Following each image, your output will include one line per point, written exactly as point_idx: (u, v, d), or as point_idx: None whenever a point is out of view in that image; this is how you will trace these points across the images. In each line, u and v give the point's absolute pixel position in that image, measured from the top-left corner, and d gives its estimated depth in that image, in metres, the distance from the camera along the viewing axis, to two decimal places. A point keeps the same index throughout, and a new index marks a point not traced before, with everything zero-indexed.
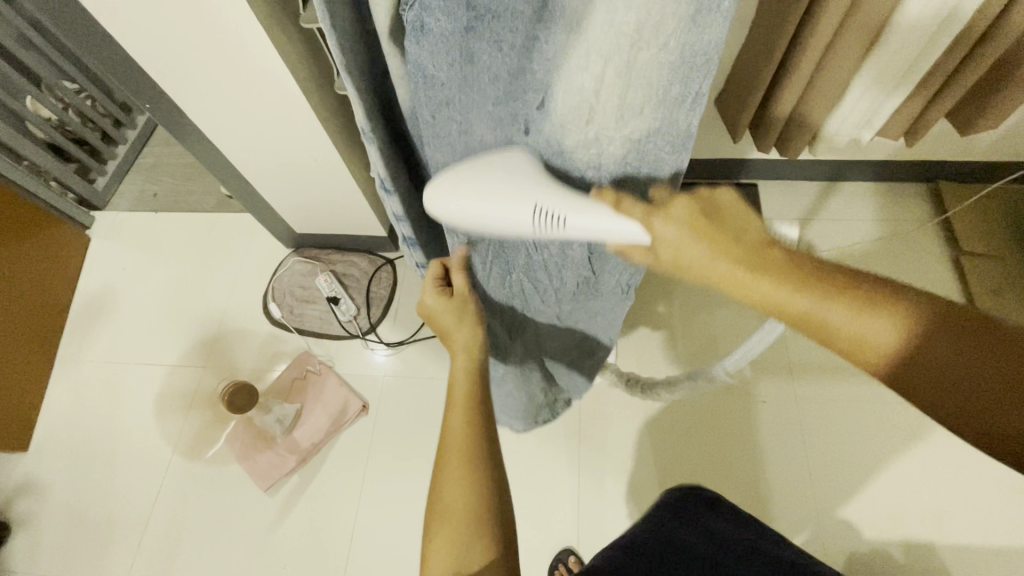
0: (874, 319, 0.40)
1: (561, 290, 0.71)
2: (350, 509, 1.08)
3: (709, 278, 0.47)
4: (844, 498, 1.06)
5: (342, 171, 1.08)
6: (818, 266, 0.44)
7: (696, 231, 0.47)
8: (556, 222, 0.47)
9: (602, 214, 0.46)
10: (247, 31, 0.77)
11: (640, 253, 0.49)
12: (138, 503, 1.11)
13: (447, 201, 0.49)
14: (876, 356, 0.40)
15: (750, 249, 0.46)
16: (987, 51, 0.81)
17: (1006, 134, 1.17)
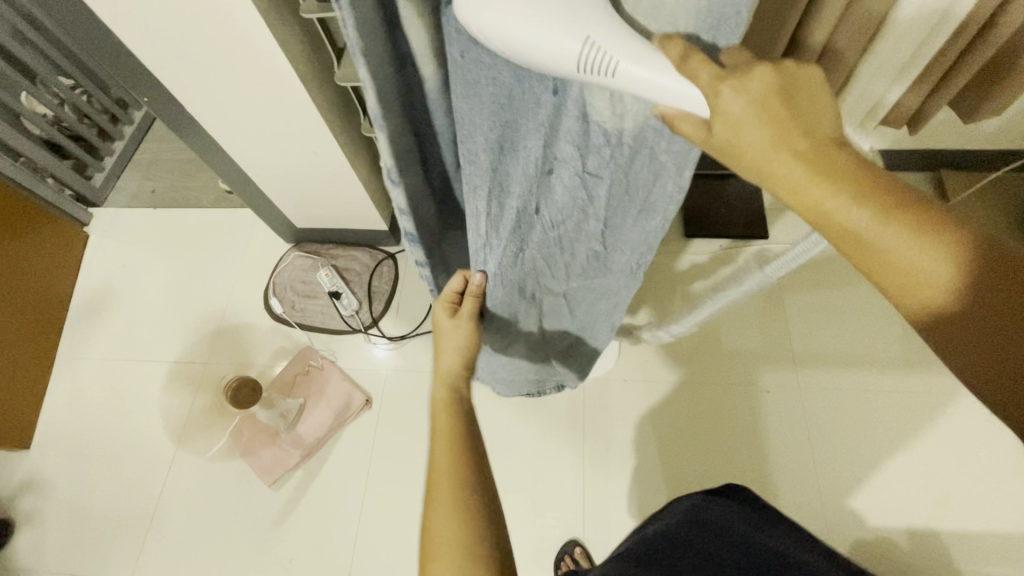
0: (926, 250, 0.37)
1: (571, 266, 0.68)
2: (355, 502, 1.10)
3: (765, 172, 0.40)
4: (851, 487, 1.05)
5: (340, 166, 1.07)
6: (883, 177, 0.38)
7: (766, 115, 0.38)
8: (604, 70, 0.38)
9: (660, 63, 0.38)
10: (246, 22, 0.76)
11: (692, 126, 0.41)
12: (149, 497, 1.14)
13: (484, 13, 0.36)
14: (919, 281, 0.37)
15: (818, 143, 0.39)
16: (986, 43, 0.86)
17: (1011, 122, 1.13)
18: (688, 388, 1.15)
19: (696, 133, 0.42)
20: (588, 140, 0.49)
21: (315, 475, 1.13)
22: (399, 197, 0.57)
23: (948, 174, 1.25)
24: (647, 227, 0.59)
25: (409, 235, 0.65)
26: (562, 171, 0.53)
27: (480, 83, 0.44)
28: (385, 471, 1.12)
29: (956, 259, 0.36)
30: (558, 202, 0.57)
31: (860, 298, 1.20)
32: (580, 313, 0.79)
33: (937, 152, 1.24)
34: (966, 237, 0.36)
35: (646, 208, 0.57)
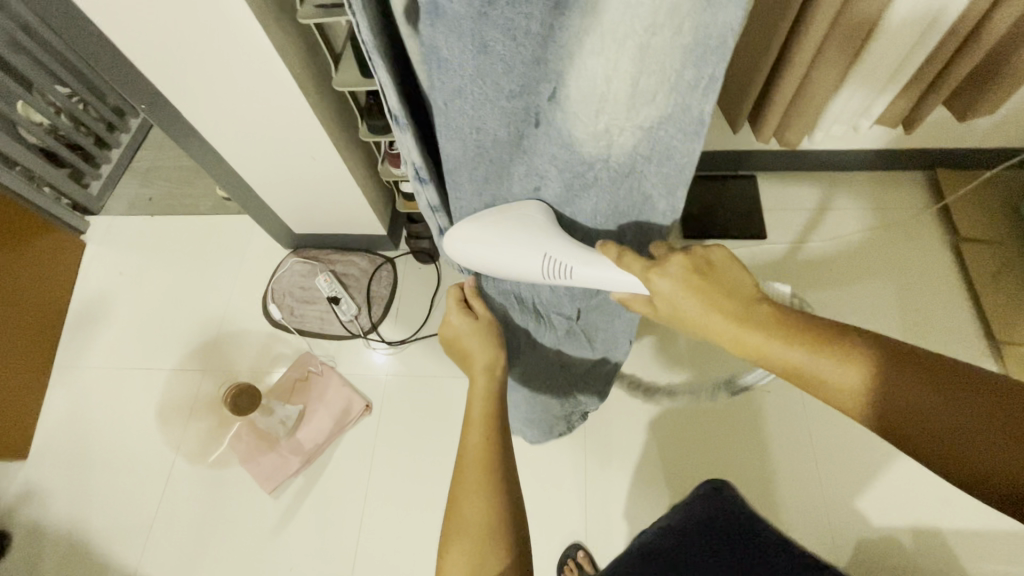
0: (851, 373, 0.43)
1: (573, 287, 0.68)
2: (357, 508, 1.09)
3: (709, 333, 0.50)
4: (853, 486, 1.05)
5: (338, 171, 1.07)
6: (802, 320, 0.47)
7: (692, 287, 0.50)
8: (561, 274, 0.57)
9: (605, 266, 0.55)
10: (242, 29, 0.76)
11: (643, 303, 0.55)
12: (148, 506, 1.13)
13: (472, 251, 0.60)
14: (855, 401, 0.44)
15: (743, 306, 0.49)
16: (980, 42, 0.87)
17: (1006, 120, 1.14)
18: (688, 389, 1.15)
19: (650, 308, 0.55)
20: (576, 162, 0.52)
21: (316, 482, 1.12)
22: (428, 196, 0.59)
23: (944, 173, 1.26)
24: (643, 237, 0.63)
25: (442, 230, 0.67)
26: (550, 187, 0.57)
27: (464, 131, 0.48)
28: (385, 476, 1.11)
29: (879, 375, 0.43)
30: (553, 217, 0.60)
31: (865, 297, 1.19)
32: (592, 328, 0.80)
33: (932, 151, 1.25)
34: (888, 357, 0.43)
35: (641, 215, 0.60)
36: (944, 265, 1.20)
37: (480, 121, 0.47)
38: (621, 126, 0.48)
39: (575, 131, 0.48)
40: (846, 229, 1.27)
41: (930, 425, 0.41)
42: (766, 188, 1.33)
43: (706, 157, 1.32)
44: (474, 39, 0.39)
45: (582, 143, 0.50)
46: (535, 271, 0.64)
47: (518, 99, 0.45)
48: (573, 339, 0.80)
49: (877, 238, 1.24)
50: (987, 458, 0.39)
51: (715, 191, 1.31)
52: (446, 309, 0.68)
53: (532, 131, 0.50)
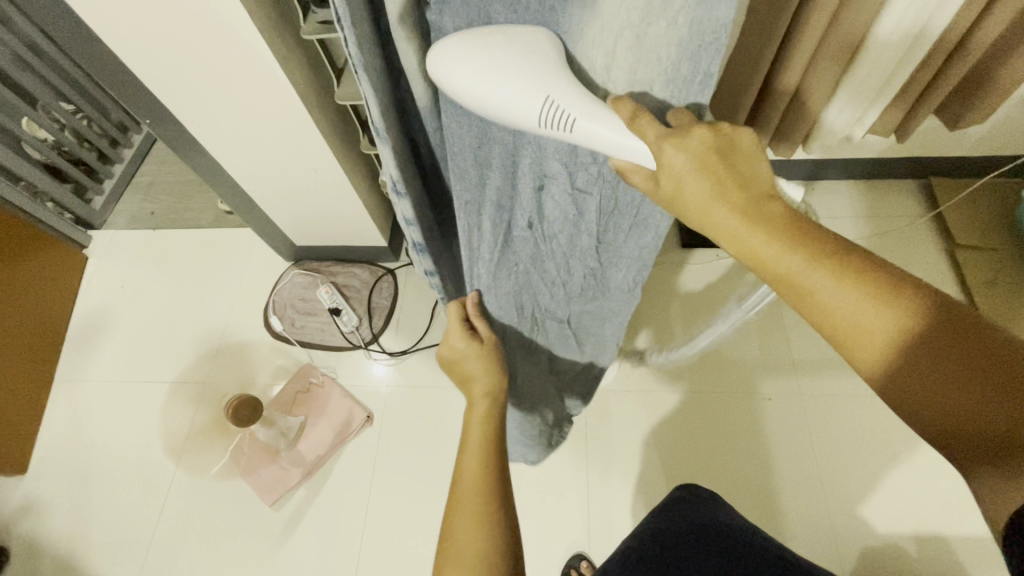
0: (851, 293, 0.38)
1: (569, 283, 0.67)
2: (359, 520, 1.09)
3: (706, 225, 0.42)
4: (856, 493, 1.04)
5: (340, 183, 1.08)
6: (815, 229, 0.40)
7: (707, 167, 0.40)
8: (562, 125, 0.40)
9: (618, 125, 0.40)
10: (248, 46, 0.78)
11: (642, 180, 0.44)
12: (147, 520, 1.12)
13: (448, 69, 0.40)
14: (857, 328, 0.38)
15: (754, 197, 0.41)
16: (971, 50, 0.89)
17: (995, 129, 1.16)
18: (690, 397, 1.15)
19: (651, 187, 0.44)
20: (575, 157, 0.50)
21: (317, 494, 1.11)
22: (404, 209, 0.59)
23: (936, 181, 1.28)
24: (641, 243, 0.60)
25: (415, 245, 0.65)
26: (551, 188, 0.53)
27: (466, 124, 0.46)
28: (386, 487, 1.11)
29: (900, 306, 0.37)
30: (549, 222, 0.57)
31: None
32: (583, 327, 0.79)
33: (925, 160, 1.27)
34: (898, 285, 0.37)
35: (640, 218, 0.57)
36: (940, 271, 1.21)
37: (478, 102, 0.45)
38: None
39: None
40: (842, 237, 1.28)
41: (914, 361, 0.37)
42: None
43: None
44: (479, 15, 0.40)
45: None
46: (530, 268, 0.63)
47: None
48: (563, 337, 0.80)
49: (873, 245, 1.26)
50: (963, 403, 0.35)
51: None
52: (448, 335, 0.67)
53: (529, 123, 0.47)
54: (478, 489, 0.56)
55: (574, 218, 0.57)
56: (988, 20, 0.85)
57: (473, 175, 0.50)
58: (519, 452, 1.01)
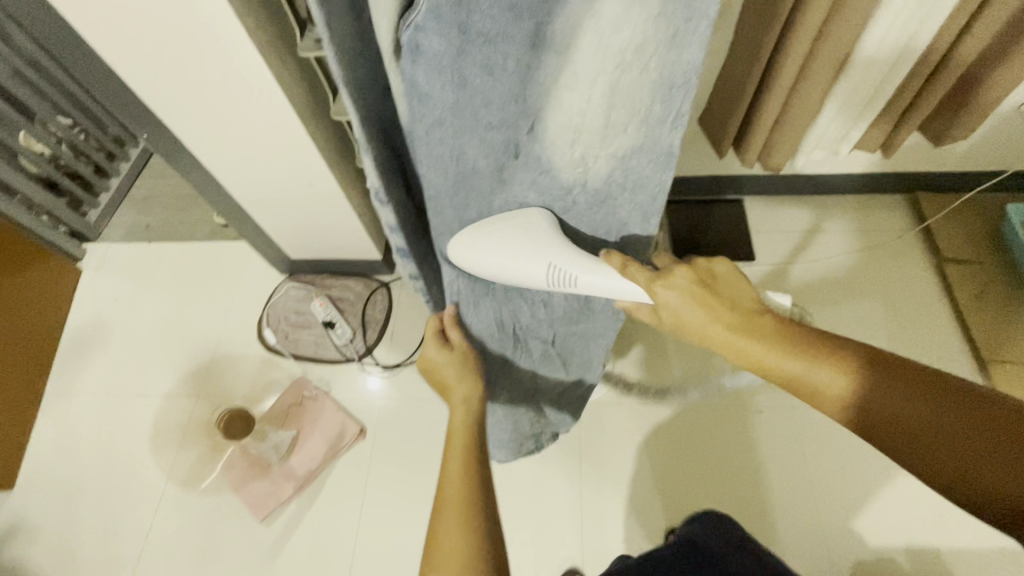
0: (821, 376, 0.51)
1: (552, 302, 0.72)
2: (350, 535, 1.08)
3: (708, 340, 0.57)
4: (848, 507, 1.04)
5: (334, 198, 1.09)
6: (788, 332, 0.55)
7: (696, 297, 0.57)
8: (566, 283, 0.59)
9: (608, 275, 0.58)
10: (244, 62, 0.79)
11: (648, 314, 0.61)
12: (135, 536, 1.11)
13: (482, 258, 0.61)
14: (836, 401, 0.51)
15: (737, 314, 0.57)
16: (956, 63, 0.91)
17: (979, 146, 1.19)
18: (682, 410, 1.16)
19: (654, 316, 0.61)
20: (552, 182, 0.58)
21: (308, 509, 1.10)
22: (388, 217, 0.61)
23: (924, 196, 1.30)
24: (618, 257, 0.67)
25: (398, 250, 0.68)
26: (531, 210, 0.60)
27: (446, 160, 0.54)
28: (378, 502, 1.10)
29: (858, 381, 0.50)
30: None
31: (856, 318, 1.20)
32: (569, 346, 0.81)
33: (911, 176, 1.29)
34: (850, 366, 0.51)
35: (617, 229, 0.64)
36: (929, 284, 1.22)
37: (464, 140, 0.52)
38: (595, 147, 0.53)
39: (553, 152, 0.54)
40: (832, 251, 1.29)
41: (900, 421, 0.48)
42: (753, 212, 1.36)
43: (694, 184, 1.35)
44: (455, 73, 0.45)
45: (559, 162, 0.55)
46: (512, 287, 0.70)
47: (499, 122, 0.50)
48: (550, 361, 0.82)
49: (864, 259, 1.27)
50: (972, 466, 0.44)
51: (703, 215, 1.34)
52: (423, 344, 0.69)
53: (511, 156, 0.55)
54: (461, 494, 0.55)
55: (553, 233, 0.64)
56: (972, 33, 0.87)
57: (457, 195, 0.58)
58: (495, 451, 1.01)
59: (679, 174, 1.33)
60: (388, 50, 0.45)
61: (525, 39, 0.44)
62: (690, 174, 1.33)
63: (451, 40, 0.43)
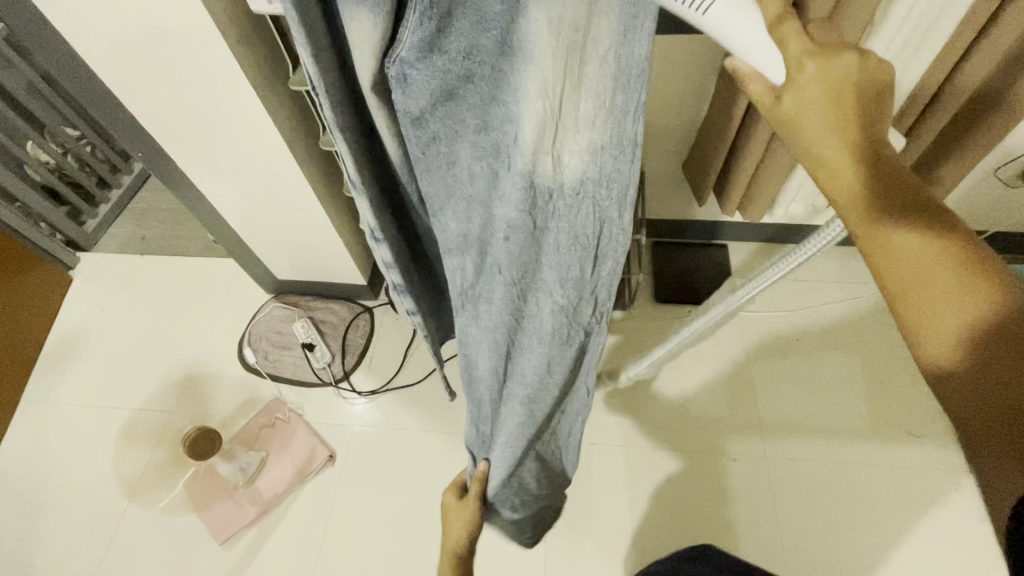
0: (925, 244, 0.38)
1: (540, 332, 0.54)
2: (309, 564, 1.06)
3: (813, 150, 0.39)
4: (820, 565, 1.02)
5: (321, 223, 1.11)
6: (906, 187, 0.38)
7: (837, 102, 0.36)
8: (695, 6, 0.36)
9: (750, 16, 0.36)
10: (235, 91, 0.82)
11: (760, 91, 0.38)
12: (93, 551, 1.09)
13: None
14: (906, 283, 0.38)
15: (867, 132, 0.37)
16: (936, 118, 0.92)
17: (960, 206, 1.20)
18: (656, 455, 1.14)
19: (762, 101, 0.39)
20: (535, 205, 0.44)
21: (270, 534, 1.09)
22: (383, 253, 0.59)
23: None
24: (605, 273, 0.51)
25: (395, 286, 0.65)
26: (516, 236, 0.46)
27: (440, 168, 0.46)
28: (341, 531, 1.09)
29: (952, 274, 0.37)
30: (520, 263, 0.48)
31: (834, 373, 1.20)
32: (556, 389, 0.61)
33: None
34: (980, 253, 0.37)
35: (611, 240, 0.47)
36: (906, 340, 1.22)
37: (453, 157, 0.45)
38: (574, 156, 0.42)
39: (537, 164, 0.42)
40: (810, 300, 1.29)
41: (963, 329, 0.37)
42: (736, 258, 1.37)
43: (679, 228, 1.37)
44: (441, 91, 0.40)
45: (540, 177, 0.42)
46: (506, 313, 0.53)
47: (483, 136, 0.43)
48: (534, 412, 0.63)
49: (845, 312, 1.26)
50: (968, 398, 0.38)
51: (688, 258, 1.36)
52: (444, 494, 0.78)
53: (502, 175, 0.44)
54: None
55: (536, 255, 0.49)
56: (951, 90, 0.88)
57: (460, 213, 0.49)
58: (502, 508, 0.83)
59: (665, 216, 1.35)
60: (369, 81, 0.41)
61: (494, 41, 0.37)
62: (675, 217, 1.35)
63: (433, 64, 0.38)
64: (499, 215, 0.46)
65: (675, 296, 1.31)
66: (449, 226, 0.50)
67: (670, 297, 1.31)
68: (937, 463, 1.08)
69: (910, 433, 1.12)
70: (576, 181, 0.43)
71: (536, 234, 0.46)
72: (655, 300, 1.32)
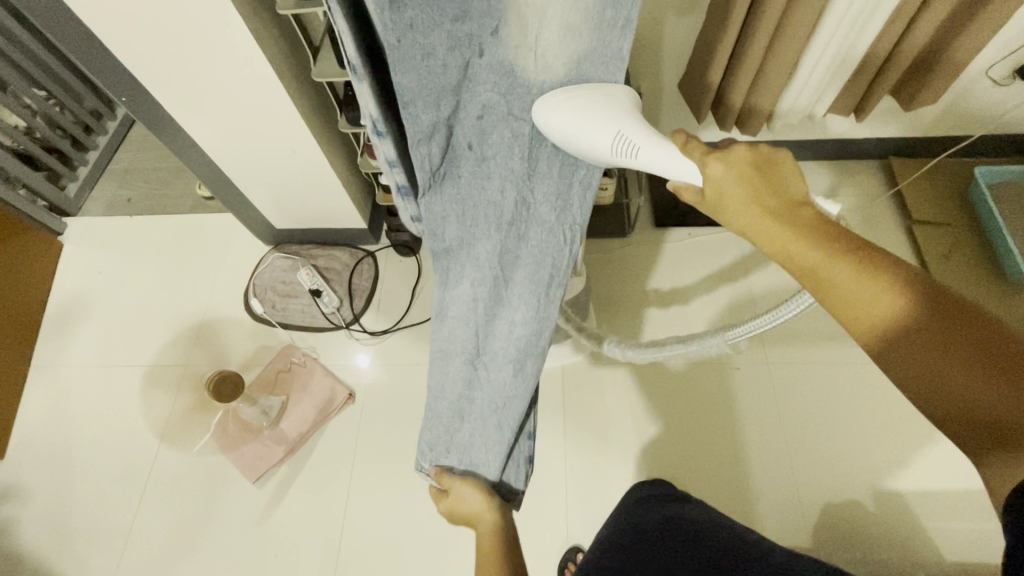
0: (872, 288, 0.38)
1: (496, 216, 0.56)
2: (344, 494, 1.11)
3: (737, 226, 0.42)
4: (821, 459, 1.09)
5: (319, 164, 1.09)
6: (839, 231, 0.40)
7: (746, 176, 0.41)
8: (627, 152, 0.44)
9: (676, 152, 0.43)
10: (224, 21, 0.79)
11: (692, 196, 0.44)
12: (130, 500, 1.13)
13: (555, 117, 0.46)
14: (880, 324, 0.38)
15: (788, 203, 0.41)
16: (928, 14, 0.89)
17: (947, 109, 1.20)
18: (664, 370, 1.19)
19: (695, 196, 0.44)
20: (512, 91, 0.47)
21: (301, 470, 1.13)
22: (386, 151, 0.54)
23: (897, 160, 1.32)
24: (574, 176, 0.55)
25: (399, 187, 0.59)
26: (492, 116, 0.49)
27: (414, 62, 0.43)
28: (370, 463, 1.13)
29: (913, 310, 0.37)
30: (491, 144, 0.51)
31: None
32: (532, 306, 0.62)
33: (884, 139, 1.31)
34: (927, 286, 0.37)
35: (570, 152, 0.52)
36: (898, 245, 1.26)
37: (428, 47, 0.43)
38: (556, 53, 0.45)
39: (520, 59, 0.45)
40: None
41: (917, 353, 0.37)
42: None
43: None
44: None
45: (519, 70, 0.46)
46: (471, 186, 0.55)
47: (461, 24, 0.42)
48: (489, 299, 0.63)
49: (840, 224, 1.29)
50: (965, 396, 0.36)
51: None
52: None
53: (475, 64, 0.45)
54: None
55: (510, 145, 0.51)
56: None
57: (432, 104, 0.47)
58: (461, 445, 0.75)
59: None
60: None
61: None
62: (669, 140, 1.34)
63: None
64: (473, 98, 0.48)
65: (675, 220, 1.32)
66: (422, 118, 0.47)
67: (669, 221, 1.33)
68: None
69: None
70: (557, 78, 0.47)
71: (511, 117, 0.49)
72: (655, 225, 1.33)
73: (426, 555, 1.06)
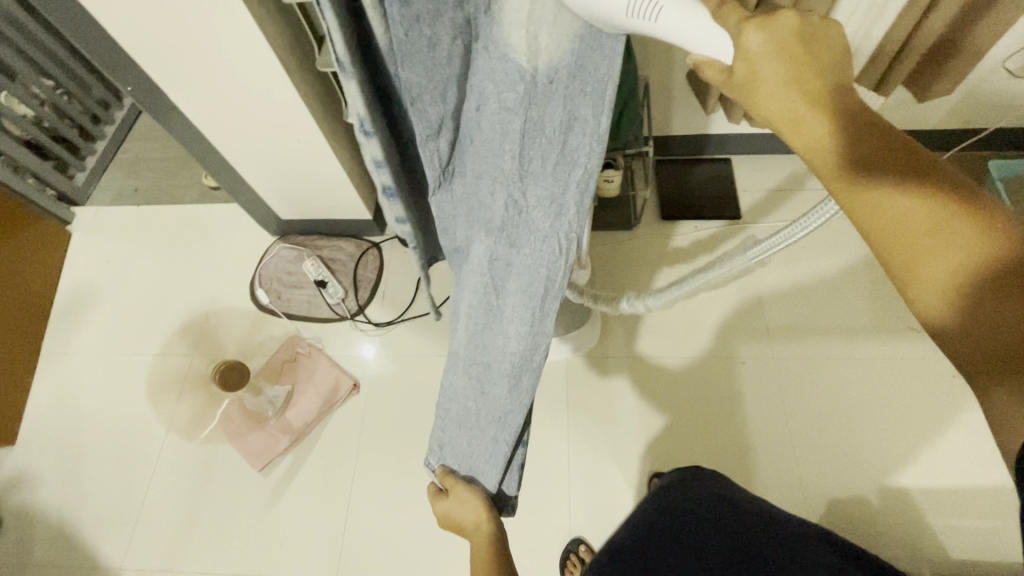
0: (916, 204, 0.32)
1: (490, 218, 0.55)
2: (348, 483, 1.12)
3: (762, 112, 0.35)
4: (825, 454, 1.08)
5: (324, 154, 1.09)
6: (885, 130, 0.33)
7: (789, 50, 0.33)
8: (647, 14, 0.34)
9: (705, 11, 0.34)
10: (228, 9, 0.78)
11: (716, 74, 0.36)
12: (138, 486, 1.14)
13: None
14: (919, 248, 0.32)
15: (831, 87, 0.33)
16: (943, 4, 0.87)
17: (961, 101, 1.18)
18: (668, 364, 1.19)
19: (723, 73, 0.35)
20: (505, 82, 0.43)
21: (306, 459, 1.14)
22: (372, 149, 0.54)
23: None
24: (571, 178, 0.48)
25: (385, 189, 0.59)
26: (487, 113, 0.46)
27: (418, 52, 0.43)
28: (374, 453, 1.14)
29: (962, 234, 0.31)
30: (484, 141, 0.49)
31: (839, 278, 1.23)
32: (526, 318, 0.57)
33: None
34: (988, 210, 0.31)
35: (567, 151, 0.46)
36: None
37: (431, 39, 0.43)
38: (550, 40, 0.40)
39: (510, 39, 0.41)
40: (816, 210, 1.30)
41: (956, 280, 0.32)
42: (739, 173, 1.36)
43: (682, 145, 1.36)
44: None
45: (511, 54, 0.41)
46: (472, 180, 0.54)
47: (461, 14, 0.42)
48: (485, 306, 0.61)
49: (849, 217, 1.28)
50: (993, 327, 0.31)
51: (689, 177, 1.36)
52: None
53: (476, 51, 0.45)
54: None
55: (502, 144, 0.47)
56: None
57: (439, 97, 0.47)
58: (462, 450, 0.78)
59: (670, 133, 1.33)
60: None
61: None
62: (678, 132, 1.33)
63: None
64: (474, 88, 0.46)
65: (682, 213, 1.31)
66: (429, 112, 0.48)
67: (676, 214, 1.31)
68: (934, 352, 1.14)
69: (911, 328, 1.16)
70: (548, 66, 0.41)
71: (503, 112, 0.45)
72: (661, 217, 1.32)
73: (428, 545, 1.06)
